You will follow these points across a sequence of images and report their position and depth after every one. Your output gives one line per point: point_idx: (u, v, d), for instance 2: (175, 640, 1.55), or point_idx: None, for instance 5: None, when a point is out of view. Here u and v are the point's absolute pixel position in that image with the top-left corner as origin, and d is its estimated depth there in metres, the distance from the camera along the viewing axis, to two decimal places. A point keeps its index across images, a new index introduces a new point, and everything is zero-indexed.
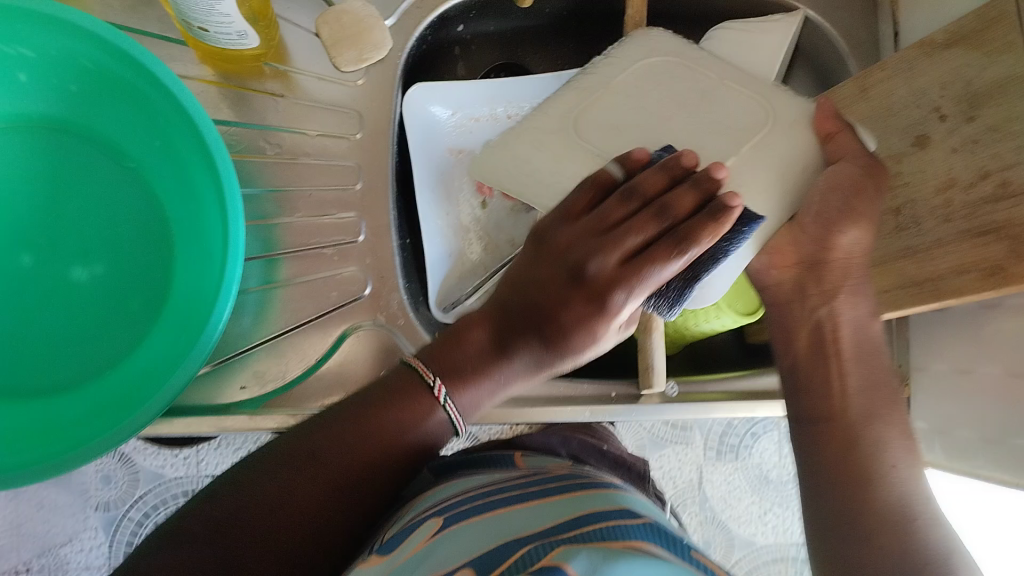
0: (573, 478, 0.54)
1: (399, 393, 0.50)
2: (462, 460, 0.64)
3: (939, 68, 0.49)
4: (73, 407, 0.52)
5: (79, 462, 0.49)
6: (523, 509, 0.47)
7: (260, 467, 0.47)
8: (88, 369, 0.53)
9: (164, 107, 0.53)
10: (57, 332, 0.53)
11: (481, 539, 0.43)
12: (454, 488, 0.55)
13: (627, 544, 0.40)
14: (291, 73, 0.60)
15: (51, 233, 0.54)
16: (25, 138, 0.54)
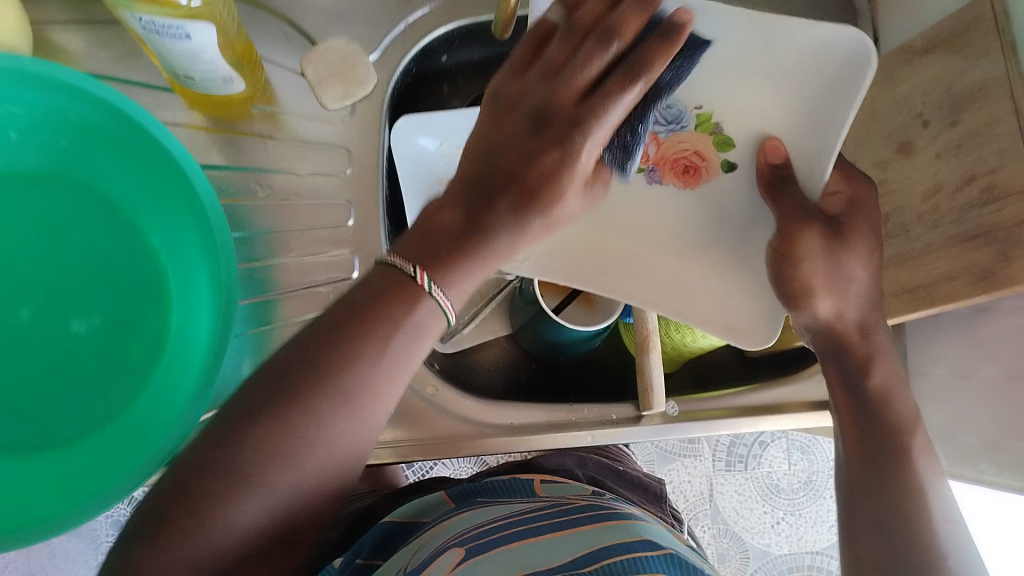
0: (588, 509, 0.54)
1: (383, 294, 0.40)
2: (477, 488, 0.64)
3: (919, 74, 0.50)
4: (79, 458, 0.52)
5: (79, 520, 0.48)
6: (542, 543, 0.47)
7: (214, 438, 0.39)
8: (91, 421, 0.53)
9: (156, 158, 0.53)
10: (59, 387, 0.53)
11: (504, 573, 0.44)
12: (473, 520, 0.55)
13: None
14: (279, 114, 0.60)
15: (49, 287, 0.54)
16: (18, 194, 0.54)
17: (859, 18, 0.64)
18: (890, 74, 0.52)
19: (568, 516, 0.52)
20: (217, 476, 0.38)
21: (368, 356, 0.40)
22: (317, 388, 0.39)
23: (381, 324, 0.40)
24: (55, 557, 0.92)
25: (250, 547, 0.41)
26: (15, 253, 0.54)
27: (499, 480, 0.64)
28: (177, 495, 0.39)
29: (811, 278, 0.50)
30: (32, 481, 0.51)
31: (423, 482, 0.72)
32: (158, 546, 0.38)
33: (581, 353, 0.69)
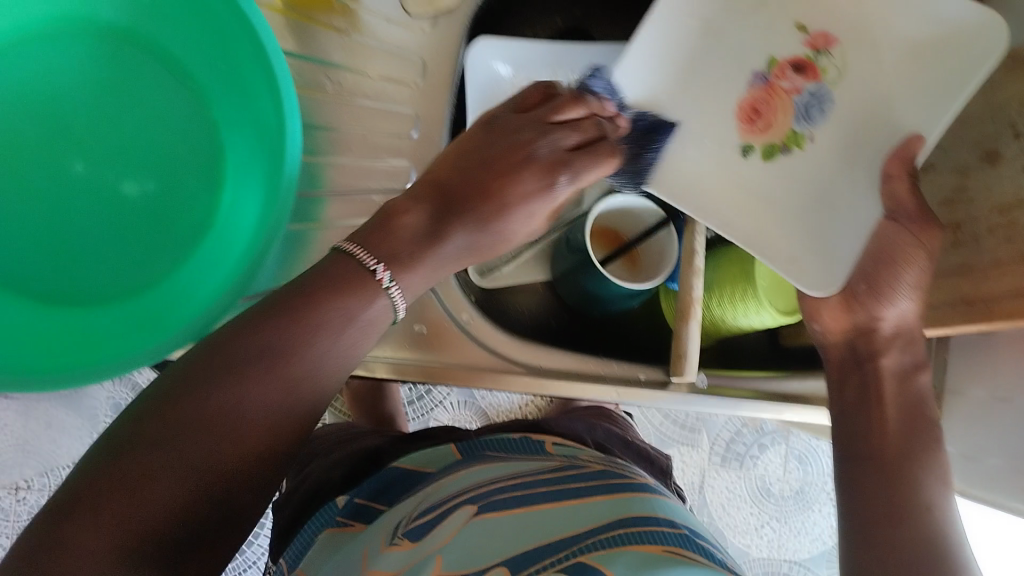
0: (611, 476, 0.53)
1: (339, 285, 0.44)
2: (486, 442, 0.63)
3: (1021, 84, 0.48)
4: (108, 319, 0.52)
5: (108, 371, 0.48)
6: (559, 508, 0.47)
7: (164, 403, 0.39)
8: (124, 284, 0.53)
9: (239, 36, 0.52)
10: (103, 245, 0.53)
11: (511, 544, 0.43)
12: (487, 472, 0.55)
13: (669, 551, 0.40)
14: (358, 11, 0.59)
15: (108, 143, 0.54)
16: (86, 45, 0.54)
17: None
18: (989, 80, 0.50)
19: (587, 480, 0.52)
20: (146, 466, 0.37)
21: (324, 343, 0.42)
22: (276, 355, 0.41)
23: (325, 313, 0.42)
24: (50, 429, 0.94)
25: (192, 500, 0.39)
26: (72, 100, 0.53)
27: (509, 436, 0.64)
28: (134, 437, 0.38)
29: (905, 299, 0.49)
30: (60, 329, 0.51)
31: (432, 428, 0.73)
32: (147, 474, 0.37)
33: (616, 313, 0.68)
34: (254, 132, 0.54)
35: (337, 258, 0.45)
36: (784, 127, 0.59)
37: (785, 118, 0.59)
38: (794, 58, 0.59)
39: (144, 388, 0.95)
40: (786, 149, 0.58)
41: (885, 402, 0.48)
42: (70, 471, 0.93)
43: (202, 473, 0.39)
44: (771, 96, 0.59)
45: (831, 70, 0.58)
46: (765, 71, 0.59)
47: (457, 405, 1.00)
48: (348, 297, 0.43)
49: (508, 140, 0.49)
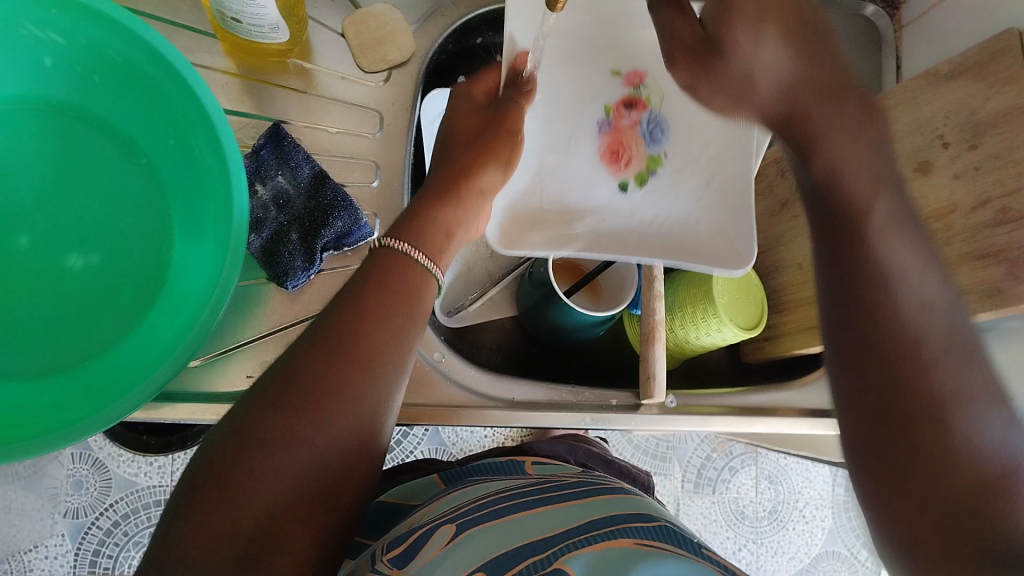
0: (581, 485, 0.55)
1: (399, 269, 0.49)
2: (471, 468, 0.65)
3: (944, 97, 0.51)
4: (49, 391, 0.50)
5: (45, 446, 0.46)
6: (529, 516, 0.48)
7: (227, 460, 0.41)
8: (68, 357, 0.51)
9: (189, 111, 0.52)
10: (46, 318, 0.52)
11: (493, 546, 0.44)
12: (464, 496, 0.55)
13: (639, 543, 0.43)
14: (313, 70, 0.61)
15: (52, 215, 0.53)
16: (33, 120, 0.53)
17: (883, 44, 0.69)
18: (914, 96, 0.53)
19: (560, 489, 0.54)
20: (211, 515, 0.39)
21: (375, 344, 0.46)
22: (340, 367, 0.44)
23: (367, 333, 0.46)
24: (10, 511, 0.91)
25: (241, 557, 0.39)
26: (16, 173, 0.53)
27: (497, 461, 0.66)
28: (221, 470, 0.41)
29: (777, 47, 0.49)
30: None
31: (415, 463, 0.75)
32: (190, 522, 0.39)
33: (583, 343, 0.70)
34: (200, 198, 0.54)
35: (385, 257, 0.50)
36: (644, 155, 0.66)
37: (639, 147, 0.66)
38: (621, 100, 0.66)
39: (106, 463, 0.93)
40: (652, 172, 0.66)
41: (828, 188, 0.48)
42: (33, 554, 0.91)
43: (250, 530, 0.40)
44: (620, 135, 0.66)
45: (654, 99, 0.66)
46: (605, 118, 0.66)
47: (428, 452, 0.99)
48: (385, 306, 0.48)
49: (479, 108, 0.60)
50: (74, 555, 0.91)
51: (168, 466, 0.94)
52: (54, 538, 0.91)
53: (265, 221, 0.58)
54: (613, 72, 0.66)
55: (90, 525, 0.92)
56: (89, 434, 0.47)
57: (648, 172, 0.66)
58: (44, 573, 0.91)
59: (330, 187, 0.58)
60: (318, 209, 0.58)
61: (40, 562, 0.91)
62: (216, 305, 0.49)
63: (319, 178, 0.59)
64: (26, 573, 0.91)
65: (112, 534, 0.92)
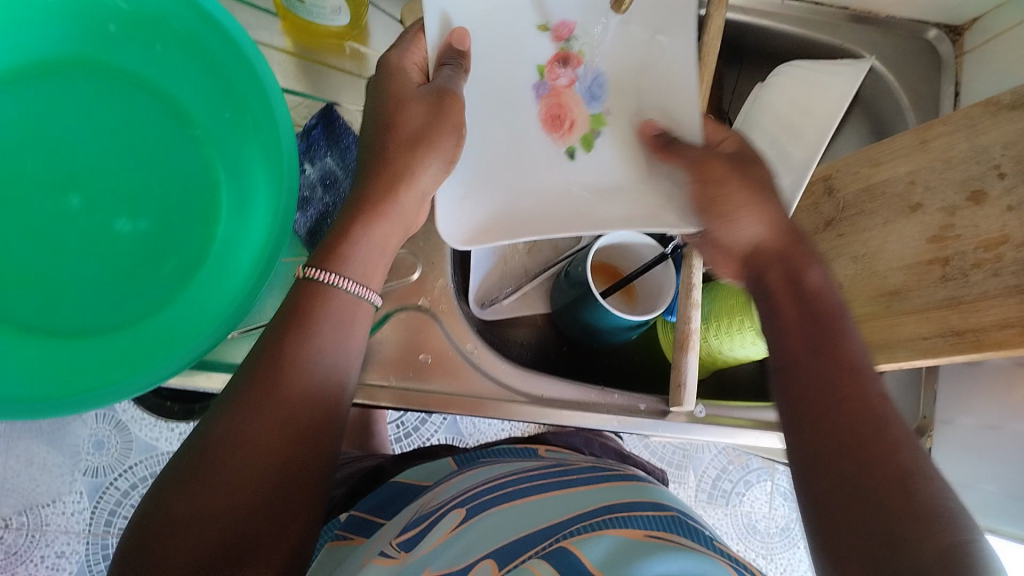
0: (596, 470, 0.55)
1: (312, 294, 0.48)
2: (482, 453, 0.66)
3: (1003, 127, 0.51)
4: (90, 353, 0.51)
5: (89, 402, 0.48)
6: (542, 499, 0.48)
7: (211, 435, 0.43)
8: (110, 320, 0.52)
9: (246, 87, 0.53)
10: (92, 280, 0.53)
11: (501, 533, 0.44)
12: (480, 477, 0.56)
13: (650, 534, 0.42)
14: (368, 54, 0.61)
15: (103, 179, 0.53)
16: (88, 83, 0.54)
17: (943, 68, 0.68)
18: (972, 124, 0.53)
19: (572, 474, 0.54)
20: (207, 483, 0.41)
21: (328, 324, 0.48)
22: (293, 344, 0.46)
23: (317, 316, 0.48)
24: (30, 466, 0.93)
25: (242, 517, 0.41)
26: (72, 136, 0.53)
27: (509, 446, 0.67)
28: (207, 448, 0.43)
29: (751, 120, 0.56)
30: (39, 360, 0.50)
31: (429, 449, 0.75)
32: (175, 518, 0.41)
33: (613, 346, 0.70)
34: (249, 172, 0.54)
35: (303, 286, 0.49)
36: (586, 117, 0.61)
37: (580, 108, 0.61)
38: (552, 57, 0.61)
39: (128, 425, 0.95)
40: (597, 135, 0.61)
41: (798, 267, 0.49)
42: (50, 509, 0.92)
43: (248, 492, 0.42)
44: (561, 97, 0.61)
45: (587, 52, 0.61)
46: (541, 81, 0.61)
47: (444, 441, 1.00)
48: (333, 303, 0.49)
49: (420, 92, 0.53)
50: (90, 513, 0.93)
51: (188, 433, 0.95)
52: (72, 495, 0.93)
53: (312, 201, 0.58)
54: (539, 25, 0.61)
55: (108, 485, 0.93)
56: (130, 395, 0.48)
57: (593, 139, 0.61)
58: (59, 529, 0.92)
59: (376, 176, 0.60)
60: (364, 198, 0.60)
61: (57, 518, 0.92)
62: (262, 277, 0.51)
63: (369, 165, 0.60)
64: (42, 528, 0.92)
65: (129, 496, 0.93)
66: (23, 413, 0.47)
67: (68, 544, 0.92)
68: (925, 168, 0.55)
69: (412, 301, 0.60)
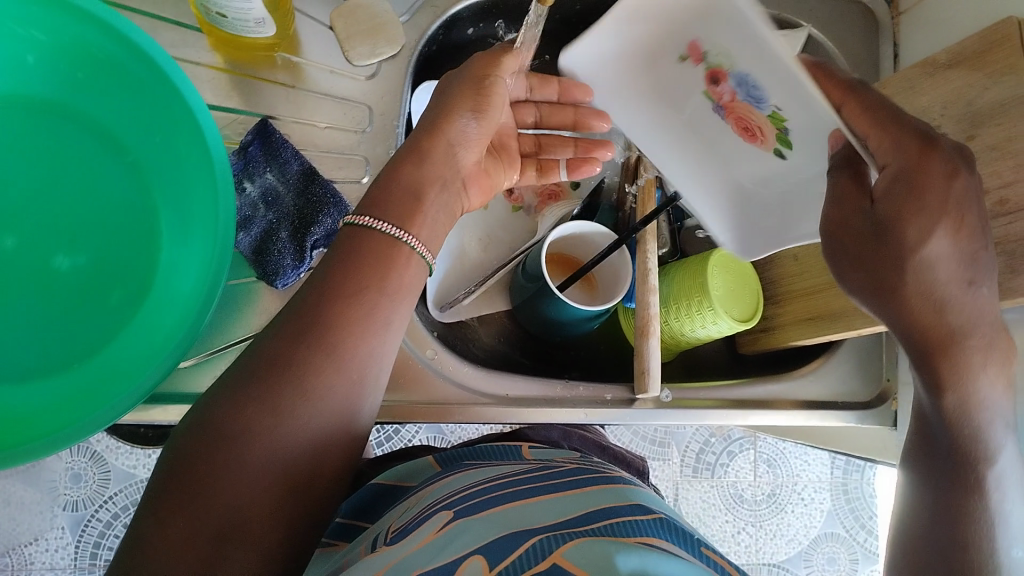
0: (577, 474, 0.54)
1: (366, 251, 0.47)
2: (464, 452, 0.65)
3: (941, 86, 0.51)
4: (40, 395, 0.50)
5: (39, 450, 0.46)
6: (526, 504, 0.47)
7: (232, 405, 0.42)
8: (58, 359, 0.51)
9: (174, 107, 0.51)
10: (34, 320, 0.51)
11: (488, 533, 0.43)
12: (458, 483, 0.55)
13: (639, 540, 0.41)
14: (301, 64, 0.60)
15: (37, 216, 0.52)
16: (11, 120, 0.52)
17: (881, 29, 0.68)
18: (912, 85, 0.53)
19: (555, 479, 0.53)
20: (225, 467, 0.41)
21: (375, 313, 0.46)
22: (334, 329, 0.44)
23: (364, 297, 0.46)
24: (8, 506, 0.91)
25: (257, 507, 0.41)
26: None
27: (488, 446, 0.66)
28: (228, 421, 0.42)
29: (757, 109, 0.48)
30: None
31: (408, 451, 0.74)
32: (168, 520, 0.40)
33: (577, 338, 0.70)
34: (187, 195, 0.53)
35: (355, 234, 0.48)
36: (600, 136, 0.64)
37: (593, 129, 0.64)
38: None
39: (104, 456, 0.93)
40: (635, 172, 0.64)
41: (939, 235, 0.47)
42: (33, 548, 0.91)
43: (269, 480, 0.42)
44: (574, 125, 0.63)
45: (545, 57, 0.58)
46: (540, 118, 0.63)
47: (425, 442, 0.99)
48: (384, 274, 0.47)
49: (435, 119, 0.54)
50: (74, 548, 0.91)
51: (165, 458, 0.94)
52: (54, 531, 0.91)
53: (255, 218, 0.57)
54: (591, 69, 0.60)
55: (89, 517, 0.91)
56: (82, 437, 0.47)
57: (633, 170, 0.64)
58: (44, 566, 0.91)
59: (318, 185, 0.57)
60: (305, 211, 0.57)
61: (41, 556, 0.91)
62: (208, 302, 0.49)
63: (306, 174, 0.58)
64: (26, 567, 0.90)
65: (112, 527, 0.92)
66: None
67: None
68: None
69: None
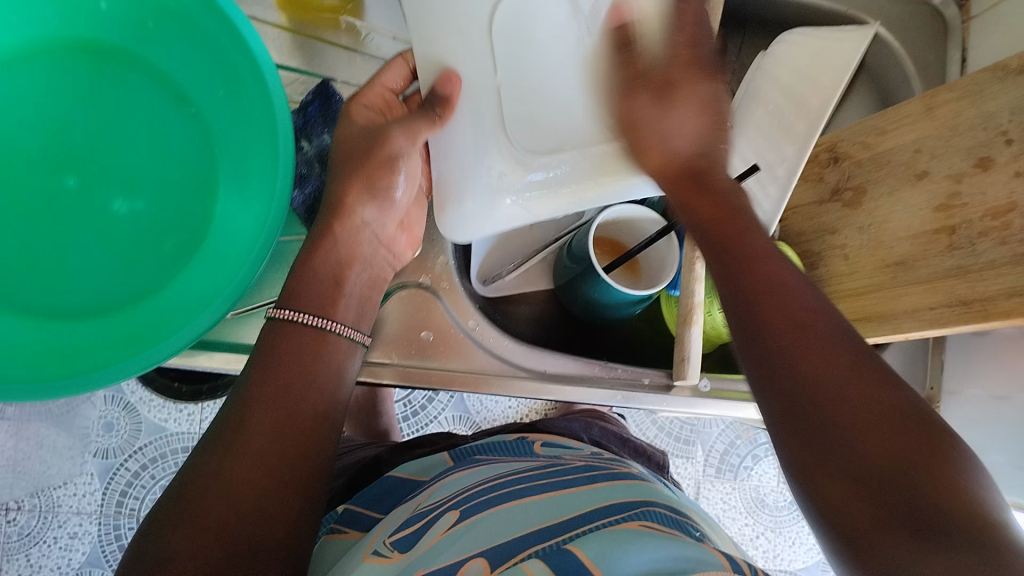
0: (588, 470, 0.55)
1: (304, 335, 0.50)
2: (479, 448, 0.66)
3: (1011, 92, 0.49)
4: (89, 335, 0.51)
5: (86, 386, 0.47)
6: (536, 501, 0.48)
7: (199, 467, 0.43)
8: (111, 301, 0.52)
9: (238, 62, 0.51)
10: (90, 261, 0.52)
11: (490, 536, 0.44)
12: (469, 478, 0.55)
13: (646, 527, 0.42)
14: (363, 29, 0.60)
15: (101, 160, 0.53)
16: (82, 64, 0.53)
17: (950, 34, 0.67)
18: (980, 90, 0.52)
19: (563, 475, 0.53)
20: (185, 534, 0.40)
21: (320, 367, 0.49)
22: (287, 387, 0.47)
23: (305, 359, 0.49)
24: (41, 448, 0.93)
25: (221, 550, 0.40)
26: (67, 117, 0.53)
27: (501, 441, 0.66)
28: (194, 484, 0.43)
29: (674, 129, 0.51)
30: (41, 341, 0.50)
31: (427, 437, 0.75)
32: (177, 528, 0.41)
33: (614, 322, 0.70)
34: (245, 150, 0.53)
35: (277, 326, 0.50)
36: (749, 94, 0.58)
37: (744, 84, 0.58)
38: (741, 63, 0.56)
39: (136, 407, 0.95)
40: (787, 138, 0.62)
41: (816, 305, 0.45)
42: (62, 491, 0.93)
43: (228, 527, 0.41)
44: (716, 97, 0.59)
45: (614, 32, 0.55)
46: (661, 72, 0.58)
47: (451, 420, 1.00)
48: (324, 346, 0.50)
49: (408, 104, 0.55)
50: (101, 495, 0.93)
51: (196, 415, 0.95)
52: (83, 477, 0.93)
53: (309, 176, 0.58)
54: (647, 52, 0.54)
55: (118, 466, 0.93)
56: (129, 378, 0.48)
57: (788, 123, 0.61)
58: (70, 510, 0.93)
59: None
60: None
61: (68, 499, 0.93)
62: (260, 255, 0.49)
63: None
64: (54, 509, 0.93)
65: (139, 477, 0.93)
66: (21, 397, 0.46)
67: (80, 525, 0.93)
68: (931, 136, 0.54)
69: (414, 278, 0.60)
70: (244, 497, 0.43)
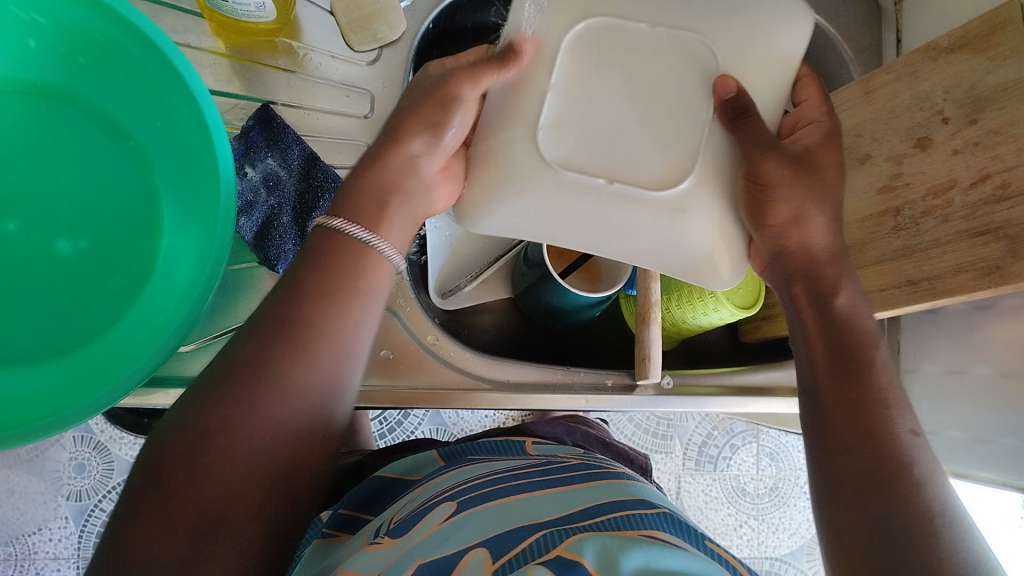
0: (585, 469, 0.55)
1: (331, 260, 0.47)
2: (467, 447, 0.65)
3: (943, 71, 0.50)
4: (37, 378, 0.50)
5: (39, 432, 0.46)
6: (529, 498, 0.48)
7: (201, 410, 0.41)
8: (62, 343, 0.51)
9: (174, 92, 0.51)
10: (35, 304, 0.51)
11: (486, 530, 0.43)
12: (459, 476, 0.55)
13: (644, 535, 0.41)
14: (302, 50, 0.60)
15: (40, 201, 0.52)
16: (14, 104, 0.52)
17: (882, 17, 0.68)
18: (914, 71, 0.52)
19: (554, 473, 0.53)
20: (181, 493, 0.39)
21: (337, 310, 0.46)
22: (304, 331, 0.44)
23: (331, 294, 0.46)
24: (12, 495, 0.91)
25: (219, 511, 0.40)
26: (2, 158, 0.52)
27: (491, 441, 0.66)
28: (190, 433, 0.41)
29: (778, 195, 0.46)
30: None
31: (409, 443, 0.74)
32: (154, 499, 0.39)
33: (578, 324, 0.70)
34: (189, 180, 0.53)
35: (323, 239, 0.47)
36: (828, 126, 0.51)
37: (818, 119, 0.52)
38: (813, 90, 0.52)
39: (107, 446, 0.93)
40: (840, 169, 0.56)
41: (812, 328, 0.49)
42: (36, 537, 0.91)
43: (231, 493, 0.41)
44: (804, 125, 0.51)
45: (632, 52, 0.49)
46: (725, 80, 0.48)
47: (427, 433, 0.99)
48: (350, 275, 0.47)
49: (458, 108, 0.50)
50: (77, 538, 0.91)
51: None
52: (57, 521, 0.91)
53: (255, 204, 0.57)
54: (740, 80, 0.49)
55: (92, 508, 0.92)
56: (83, 420, 0.47)
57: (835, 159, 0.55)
58: (47, 556, 0.91)
59: (320, 171, 0.58)
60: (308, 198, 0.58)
61: (44, 545, 0.91)
62: (208, 285, 0.49)
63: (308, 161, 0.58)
64: (30, 556, 0.91)
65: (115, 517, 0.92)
66: None
67: (59, 570, 0.91)
68: (870, 120, 0.55)
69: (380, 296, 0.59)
70: (249, 469, 0.41)
